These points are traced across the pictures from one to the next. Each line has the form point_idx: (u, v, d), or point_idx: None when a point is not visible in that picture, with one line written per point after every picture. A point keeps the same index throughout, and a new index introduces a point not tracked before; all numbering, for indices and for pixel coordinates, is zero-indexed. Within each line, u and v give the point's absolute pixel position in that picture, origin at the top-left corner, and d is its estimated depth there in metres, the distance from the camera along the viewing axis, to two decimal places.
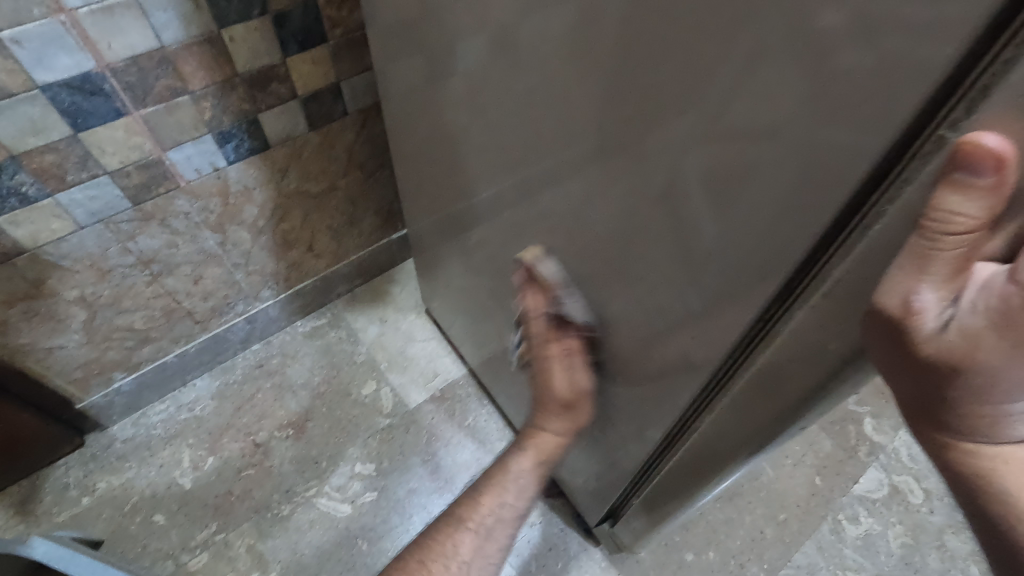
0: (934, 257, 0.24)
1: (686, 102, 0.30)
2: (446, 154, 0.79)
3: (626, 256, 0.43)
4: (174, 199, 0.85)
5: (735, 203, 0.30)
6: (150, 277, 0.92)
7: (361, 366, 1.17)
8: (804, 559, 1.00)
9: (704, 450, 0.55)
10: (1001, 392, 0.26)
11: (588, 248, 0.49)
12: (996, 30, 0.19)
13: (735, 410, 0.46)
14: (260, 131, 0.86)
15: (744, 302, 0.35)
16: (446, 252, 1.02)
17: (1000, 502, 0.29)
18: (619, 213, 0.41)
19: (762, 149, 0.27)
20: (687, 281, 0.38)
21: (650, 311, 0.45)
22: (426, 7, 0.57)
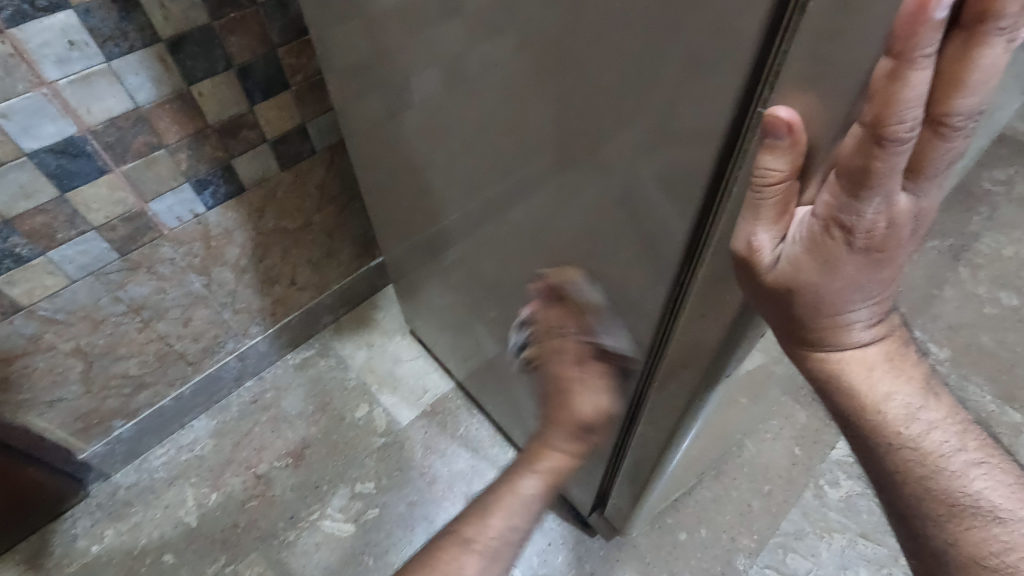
0: (761, 204, 0.31)
1: (631, 115, 0.37)
2: (410, 179, 0.85)
3: (599, 248, 0.51)
4: (159, 246, 0.90)
5: (675, 189, 0.38)
6: (141, 324, 0.97)
7: (352, 390, 1.22)
8: (791, 527, 1.04)
9: (663, 412, 0.61)
10: (829, 302, 0.32)
11: (565, 246, 0.56)
12: (771, 33, 0.27)
13: (680, 364, 0.52)
14: (234, 175, 0.92)
15: (667, 258, 0.43)
16: (421, 271, 1.08)
17: (852, 397, 0.37)
18: (590, 215, 0.48)
19: (693, 145, 0.34)
20: (652, 262, 0.45)
21: (617, 289, 0.52)
22: (377, 50, 0.65)
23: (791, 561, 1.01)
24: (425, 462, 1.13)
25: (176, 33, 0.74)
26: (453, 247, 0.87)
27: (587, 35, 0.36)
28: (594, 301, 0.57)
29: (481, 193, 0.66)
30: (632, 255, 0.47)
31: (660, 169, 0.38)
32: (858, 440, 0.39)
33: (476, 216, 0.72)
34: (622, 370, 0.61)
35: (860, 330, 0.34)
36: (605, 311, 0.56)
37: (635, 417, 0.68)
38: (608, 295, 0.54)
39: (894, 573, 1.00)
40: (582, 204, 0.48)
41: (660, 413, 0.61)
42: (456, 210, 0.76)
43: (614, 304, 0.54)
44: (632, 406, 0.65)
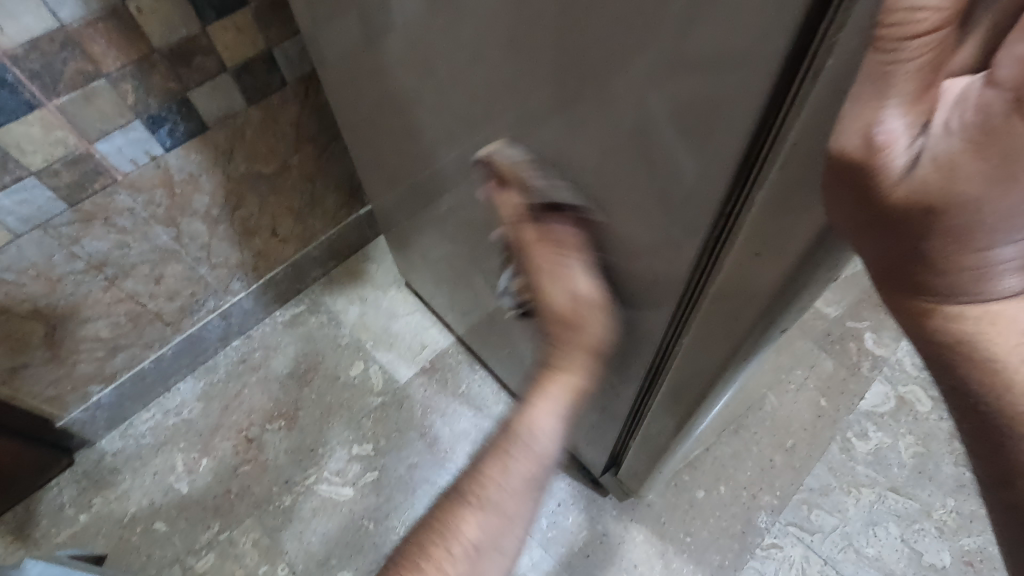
0: (894, 73, 0.22)
1: (644, 39, 0.32)
2: (391, 111, 0.74)
3: (605, 202, 0.45)
4: (114, 194, 0.80)
5: (692, 122, 0.33)
6: (106, 282, 0.88)
7: (346, 348, 1.14)
8: (816, 482, 0.98)
9: (696, 368, 0.52)
10: (984, 228, 0.23)
11: (564, 200, 0.50)
12: None
13: (716, 319, 0.45)
14: (193, 112, 0.81)
15: (698, 201, 0.36)
16: (413, 219, 0.98)
17: (989, 372, 0.28)
18: (599, 161, 0.42)
19: (722, 71, 0.29)
20: (663, 216, 0.40)
21: (625, 243, 0.46)
22: None
23: (816, 518, 0.95)
24: (425, 422, 1.06)
25: None
26: (447, 190, 0.77)
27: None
28: (612, 248, 0.49)
29: (475, 134, 0.57)
30: (643, 207, 0.41)
31: (673, 103, 0.33)
32: (984, 431, 0.30)
33: (473, 163, 0.62)
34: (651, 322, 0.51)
35: (1010, 278, 0.25)
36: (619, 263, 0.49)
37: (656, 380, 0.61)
38: (618, 244, 0.48)
39: (926, 528, 0.94)
40: (589, 148, 0.42)
41: (693, 367, 0.52)
42: (448, 150, 0.66)
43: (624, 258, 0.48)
44: (657, 359, 0.56)
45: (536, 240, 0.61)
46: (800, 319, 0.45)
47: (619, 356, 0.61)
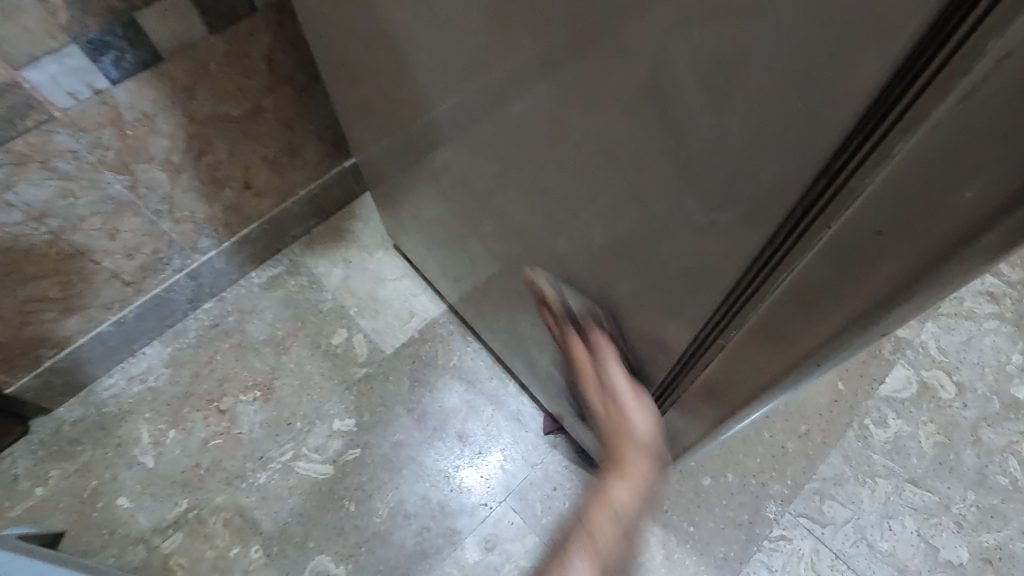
0: None
1: None
2: (376, 43, 0.62)
3: (611, 173, 0.38)
4: (52, 133, 0.69)
5: (709, 73, 0.26)
6: (50, 235, 0.77)
7: (328, 314, 1.05)
8: (830, 471, 0.92)
9: (742, 369, 0.42)
10: None
11: (564, 168, 0.43)
12: None
13: (776, 323, 0.36)
14: (143, 38, 0.69)
15: (743, 176, 0.29)
16: (403, 174, 0.87)
17: None
18: (593, 121, 0.36)
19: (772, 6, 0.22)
20: (683, 190, 0.33)
21: (639, 221, 0.39)
22: None
23: (828, 509, 0.89)
24: (413, 397, 0.98)
25: None
26: (441, 144, 0.66)
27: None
28: (639, 234, 0.40)
29: (471, 82, 0.47)
30: (649, 179, 0.35)
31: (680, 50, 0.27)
32: None
33: (472, 114, 0.52)
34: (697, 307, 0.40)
35: None
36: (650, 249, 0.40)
37: (681, 378, 0.52)
38: (632, 223, 0.40)
39: (944, 523, 0.88)
40: (585, 110, 0.35)
41: (739, 368, 0.43)
42: (447, 98, 0.54)
43: (624, 235, 0.42)
44: (693, 349, 0.46)
45: (546, 209, 0.51)
46: None
47: (640, 344, 0.52)
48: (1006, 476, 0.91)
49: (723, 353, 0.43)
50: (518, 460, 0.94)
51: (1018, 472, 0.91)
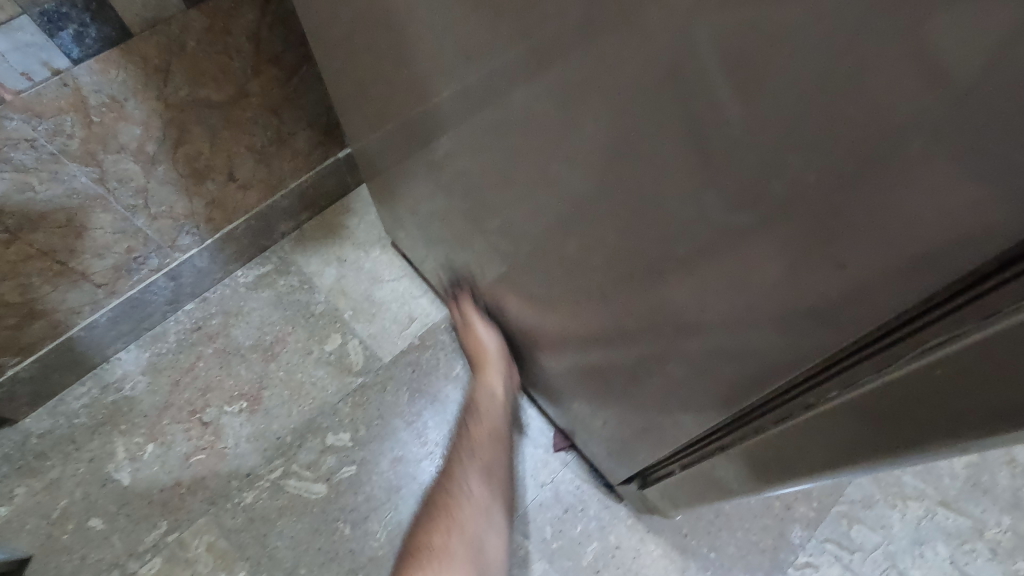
0: None
1: None
2: (375, 23, 0.54)
3: (640, 186, 0.31)
4: (3, 119, 0.60)
5: (773, 59, 0.20)
6: (7, 235, 0.68)
7: (320, 318, 0.97)
8: (858, 493, 0.86)
9: (825, 432, 0.34)
10: None
11: (581, 176, 0.35)
12: None
13: (876, 392, 0.29)
14: (107, 11, 0.60)
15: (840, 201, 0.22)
16: (404, 168, 0.79)
17: None
18: (621, 126, 0.29)
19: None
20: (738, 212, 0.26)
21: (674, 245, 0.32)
22: None
23: (856, 534, 0.84)
24: (412, 408, 0.91)
25: None
26: (448, 138, 0.58)
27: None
28: (684, 265, 0.33)
29: (477, 67, 0.39)
30: (688, 203, 0.29)
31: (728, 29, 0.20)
32: None
33: (477, 105, 0.44)
34: (772, 357, 0.33)
35: None
36: (696, 282, 0.33)
37: (730, 430, 0.45)
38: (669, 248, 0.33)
39: (978, 549, 0.83)
40: (611, 110, 0.29)
41: (814, 438, 0.35)
42: (454, 89, 0.46)
43: (656, 258, 0.35)
44: (760, 400, 0.37)
45: (567, 222, 0.43)
46: None
47: (681, 383, 0.45)
48: None
49: (807, 414, 0.34)
50: (525, 480, 0.87)
51: None
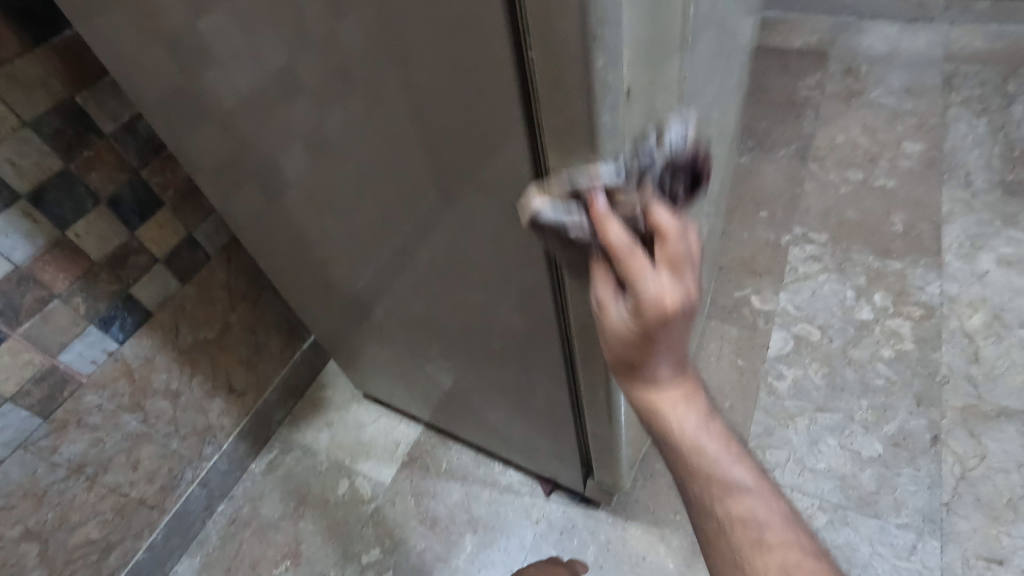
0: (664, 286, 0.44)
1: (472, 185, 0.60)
2: (310, 248, 0.93)
3: (471, 263, 0.74)
4: (82, 396, 0.89)
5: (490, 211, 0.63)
6: (88, 482, 0.93)
7: (328, 472, 1.21)
8: (760, 427, 1.14)
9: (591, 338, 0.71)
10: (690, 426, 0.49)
11: (448, 268, 0.78)
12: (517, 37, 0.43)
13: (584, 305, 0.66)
14: (137, 304, 0.93)
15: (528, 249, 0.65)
16: (355, 335, 1.11)
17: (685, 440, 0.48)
18: (457, 243, 0.71)
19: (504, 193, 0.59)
20: (509, 260, 0.69)
21: (497, 284, 0.74)
22: (243, 146, 0.77)
23: (771, 456, 1.10)
24: (421, 507, 1.14)
25: (34, 184, 0.76)
26: (369, 296, 0.97)
27: (409, 68, 0.51)
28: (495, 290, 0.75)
29: (390, 242, 0.80)
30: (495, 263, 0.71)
31: (487, 182, 0.59)
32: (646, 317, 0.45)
33: (385, 267, 0.86)
34: (543, 314, 0.74)
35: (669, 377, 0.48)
36: (506, 298, 0.76)
37: (574, 371, 0.83)
38: (495, 284, 0.74)
39: (855, 429, 1.11)
40: (450, 236, 0.71)
41: (588, 347, 0.74)
42: (365, 260, 0.88)
43: (493, 294, 0.77)
44: (562, 326, 0.75)
45: (446, 293, 0.83)
46: None
47: (547, 355, 0.81)
48: (881, 378, 1.16)
49: (574, 338, 0.75)
50: (522, 523, 1.09)
51: (888, 371, 1.17)
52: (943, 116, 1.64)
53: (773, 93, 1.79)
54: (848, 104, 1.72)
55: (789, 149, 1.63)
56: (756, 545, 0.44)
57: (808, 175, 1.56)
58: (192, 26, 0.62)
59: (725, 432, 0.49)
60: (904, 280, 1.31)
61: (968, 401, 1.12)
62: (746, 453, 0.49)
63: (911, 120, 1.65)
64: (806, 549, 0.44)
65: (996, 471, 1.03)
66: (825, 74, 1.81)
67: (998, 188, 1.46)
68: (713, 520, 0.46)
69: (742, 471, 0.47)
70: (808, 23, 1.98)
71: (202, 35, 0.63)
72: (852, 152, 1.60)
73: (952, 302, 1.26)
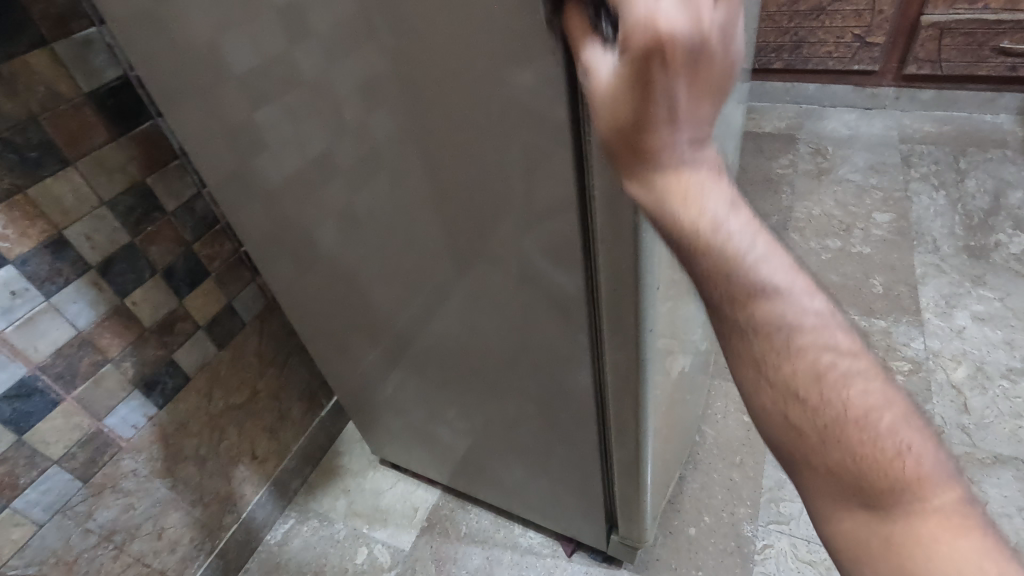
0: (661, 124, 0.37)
1: (506, 245, 0.67)
2: (340, 317, 0.99)
3: (500, 324, 0.79)
4: (120, 460, 0.91)
5: (530, 275, 0.69)
6: (115, 550, 0.93)
7: (346, 540, 1.21)
8: (771, 481, 1.18)
9: (620, 390, 0.77)
10: (778, 310, 0.37)
11: (473, 330, 0.83)
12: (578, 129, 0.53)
13: (617, 359, 0.72)
14: (178, 368, 0.97)
15: (564, 313, 0.71)
16: (377, 400, 1.15)
17: (795, 390, 0.37)
18: (484, 304, 0.77)
19: (545, 256, 0.66)
20: (539, 320, 0.74)
21: (522, 341, 0.79)
22: (287, 223, 0.86)
23: (784, 509, 1.13)
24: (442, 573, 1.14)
25: (103, 257, 0.83)
26: (389, 360, 1.02)
27: (444, 149, 0.61)
28: (522, 350, 0.81)
29: (411, 304, 0.86)
30: (520, 321, 0.76)
31: (519, 248, 0.67)
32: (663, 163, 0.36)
33: (407, 329, 0.92)
34: (573, 374, 0.79)
35: (688, 159, 0.36)
36: (532, 358, 0.81)
37: (606, 428, 0.87)
38: (521, 344, 0.80)
39: None
40: (473, 296, 0.77)
41: (618, 403, 0.79)
42: (388, 325, 0.94)
43: (516, 351, 0.82)
44: (598, 385, 0.79)
45: (470, 353, 0.88)
46: (660, 342, 0.72)
47: (574, 410, 0.86)
48: None
49: (609, 394, 0.79)
50: None
51: None
52: (905, 189, 1.82)
53: (750, 172, 1.97)
54: (819, 180, 1.90)
55: (770, 221, 1.77)
56: (814, 373, 0.37)
57: (791, 244, 1.69)
58: (252, 120, 0.72)
59: (758, 225, 0.38)
60: (889, 337, 1.41)
61: (964, 449, 1.18)
62: (783, 253, 0.39)
63: (877, 194, 1.82)
64: (870, 369, 0.37)
65: (1000, 516, 1.08)
66: (795, 155, 2.00)
67: (963, 252, 1.60)
68: (734, 325, 0.38)
69: (777, 269, 0.38)
70: (775, 111, 2.21)
71: (259, 126, 0.73)
72: (828, 223, 1.75)
73: (936, 356, 1.35)
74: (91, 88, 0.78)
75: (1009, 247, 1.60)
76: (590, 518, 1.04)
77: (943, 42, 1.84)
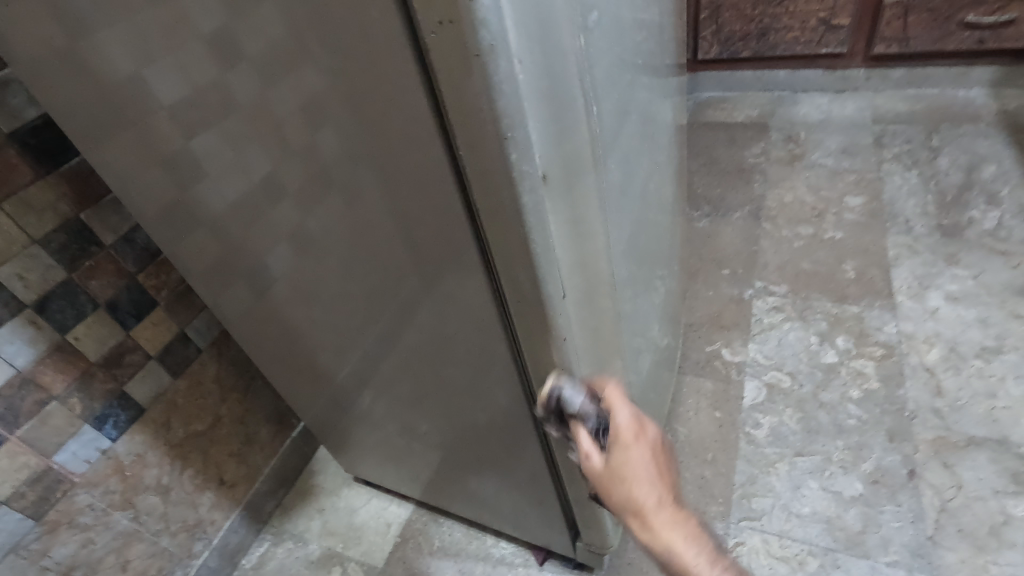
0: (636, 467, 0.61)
1: (457, 258, 0.64)
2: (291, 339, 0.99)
3: (468, 335, 0.76)
4: (75, 495, 0.92)
5: (459, 286, 0.68)
6: None
7: (320, 561, 1.20)
8: (743, 476, 1.16)
9: None
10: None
11: (446, 342, 0.80)
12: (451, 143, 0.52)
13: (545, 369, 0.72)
14: (131, 401, 0.97)
15: (483, 320, 0.71)
16: (340, 418, 1.15)
17: None
18: (448, 316, 0.74)
19: (466, 268, 0.64)
20: (483, 329, 0.73)
21: (491, 352, 0.76)
22: (229, 249, 0.85)
23: (756, 505, 1.12)
24: None
25: (39, 295, 0.83)
26: (357, 380, 1.01)
27: (382, 164, 0.58)
28: (464, 356, 0.80)
29: (377, 319, 0.84)
30: (484, 332, 0.73)
31: (451, 261, 0.65)
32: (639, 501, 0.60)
33: (373, 345, 0.90)
34: (504, 379, 0.80)
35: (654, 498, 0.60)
36: (495, 368, 0.79)
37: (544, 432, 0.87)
38: (483, 354, 0.77)
39: (834, 470, 1.14)
40: (441, 309, 0.74)
41: None
42: (352, 343, 0.92)
43: (487, 361, 0.78)
44: (527, 388, 0.79)
45: (441, 364, 0.85)
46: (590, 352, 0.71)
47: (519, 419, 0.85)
48: (853, 418, 1.21)
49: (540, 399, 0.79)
50: None
51: (859, 411, 1.22)
52: (878, 171, 1.80)
53: (722, 163, 1.95)
54: (791, 166, 1.88)
55: (742, 212, 1.75)
56: None
57: (763, 234, 1.67)
58: (186, 148, 0.70)
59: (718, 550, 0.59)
60: (862, 322, 1.39)
61: (938, 432, 1.16)
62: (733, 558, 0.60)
63: (849, 177, 1.79)
64: None
65: (975, 500, 1.07)
66: (767, 142, 1.98)
67: (937, 231, 1.58)
68: None
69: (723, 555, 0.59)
70: (747, 100, 2.19)
71: (195, 154, 0.70)
72: (800, 209, 1.73)
73: (909, 339, 1.33)
74: (12, 129, 0.78)
75: (984, 223, 1.58)
76: (555, 525, 1.03)
77: (907, 20, 1.82)
